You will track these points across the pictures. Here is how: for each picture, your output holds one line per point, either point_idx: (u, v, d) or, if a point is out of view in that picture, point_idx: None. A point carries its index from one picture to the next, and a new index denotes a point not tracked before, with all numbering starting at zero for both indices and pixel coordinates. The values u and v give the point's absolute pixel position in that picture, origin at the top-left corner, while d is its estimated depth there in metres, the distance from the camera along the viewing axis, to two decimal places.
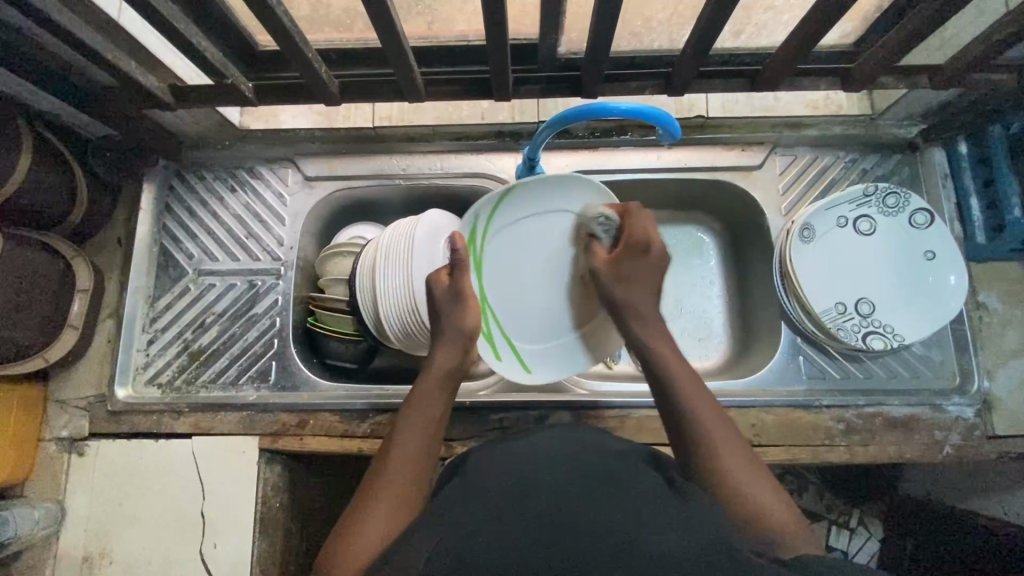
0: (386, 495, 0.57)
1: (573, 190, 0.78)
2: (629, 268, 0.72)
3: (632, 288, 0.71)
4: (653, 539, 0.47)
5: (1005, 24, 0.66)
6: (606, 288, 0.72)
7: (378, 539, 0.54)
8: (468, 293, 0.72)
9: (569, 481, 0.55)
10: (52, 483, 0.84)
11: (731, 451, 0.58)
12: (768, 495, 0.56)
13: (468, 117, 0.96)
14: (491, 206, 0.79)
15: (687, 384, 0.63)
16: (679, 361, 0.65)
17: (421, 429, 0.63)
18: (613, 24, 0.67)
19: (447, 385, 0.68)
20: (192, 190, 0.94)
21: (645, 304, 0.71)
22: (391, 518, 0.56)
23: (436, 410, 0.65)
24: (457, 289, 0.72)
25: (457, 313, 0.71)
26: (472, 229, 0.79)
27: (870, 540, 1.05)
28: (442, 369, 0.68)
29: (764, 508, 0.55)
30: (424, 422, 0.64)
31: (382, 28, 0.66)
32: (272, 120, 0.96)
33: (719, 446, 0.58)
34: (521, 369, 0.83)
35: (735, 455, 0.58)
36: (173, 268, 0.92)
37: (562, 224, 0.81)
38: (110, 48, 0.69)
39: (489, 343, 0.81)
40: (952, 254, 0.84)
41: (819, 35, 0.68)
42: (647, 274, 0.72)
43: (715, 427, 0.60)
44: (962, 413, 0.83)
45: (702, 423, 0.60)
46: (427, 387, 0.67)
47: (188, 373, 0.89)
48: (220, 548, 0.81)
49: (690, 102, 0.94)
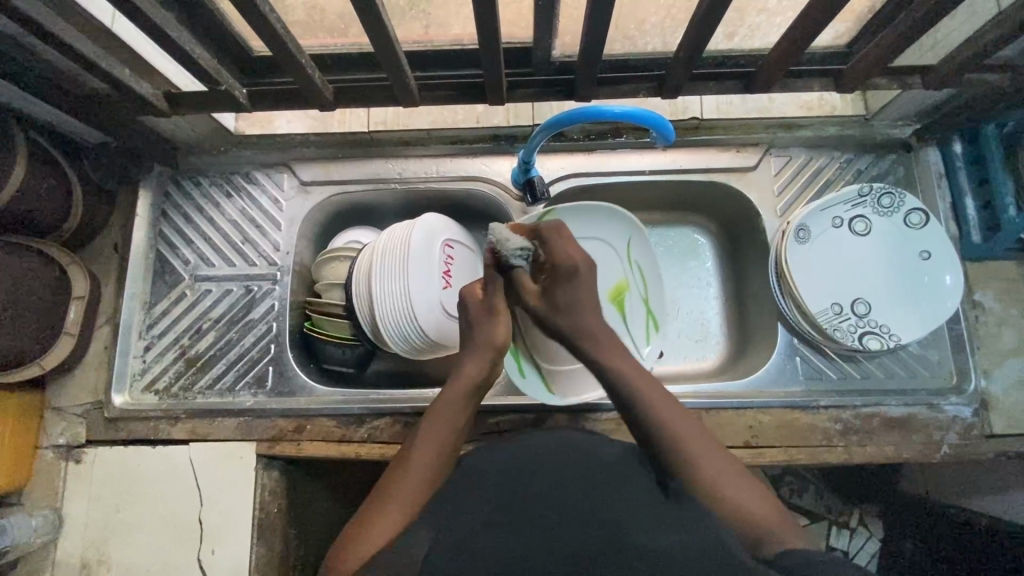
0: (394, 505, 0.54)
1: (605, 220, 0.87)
2: (561, 299, 0.61)
3: (569, 315, 0.61)
4: (646, 545, 0.47)
5: (997, 25, 0.66)
6: (551, 324, 0.62)
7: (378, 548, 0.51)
8: (507, 311, 0.65)
9: (562, 485, 0.55)
10: (50, 491, 0.84)
11: (706, 452, 0.54)
12: (754, 495, 0.52)
13: (463, 121, 0.94)
14: (532, 227, 0.84)
15: (647, 386, 0.58)
16: (638, 372, 0.59)
17: (440, 440, 0.59)
18: (605, 27, 0.67)
19: (475, 398, 0.63)
20: (188, 196, 0.94)
21: (594, 322, 0.62)
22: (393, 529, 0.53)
23: (460, 421, 0.61)
24: (491, 302, 0.64)
25: (490, 328, 0.64)
26: None
27: (871, 540, 1.04)
28: (473, 379, 0.62)
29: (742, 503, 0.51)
30: (444, 433, 0.59)
31: (375, 34, 0.66)
32: (267, 125, 0.94)
33: (693, 450, 0.54)
34: (543, 390, 0.84)
35: (707, 453, 0.54)
36: (170, 274, 0.92)
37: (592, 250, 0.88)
38: (104, 56, 0.69)
39: (515, 361, 0.83)
40: (947, 253, 0.84)
41: (811, 37, 0.68)
42: (582, 300, 0.62)
43: (679, 427, 0.55)
44: (960, 412, 0.83)
45: (669, 423, 0.55)
46: (452, 394, 0.62)
47: (185, 380, 0.89)
48: (217, 553, 0.80)
49: (685, 103, 0.92)
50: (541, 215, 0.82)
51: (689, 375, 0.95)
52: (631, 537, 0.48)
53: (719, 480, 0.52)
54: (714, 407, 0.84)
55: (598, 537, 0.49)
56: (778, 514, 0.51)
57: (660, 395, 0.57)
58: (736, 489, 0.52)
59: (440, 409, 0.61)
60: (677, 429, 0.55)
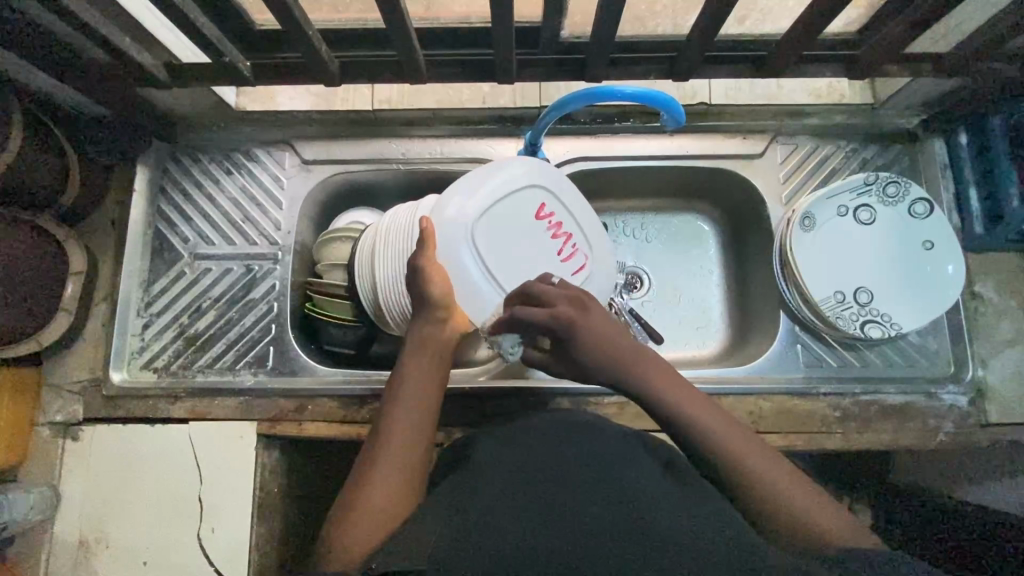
0: (386, 478, 0.55)
1: (513, 168, 0.74)
2: (566, 356, 0.64)
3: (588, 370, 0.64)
4: (664, 529, 0.46)
5: (1011, 13, 0.66)
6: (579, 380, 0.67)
7: (378, 523, 0.52)
8: (430, 265, 0.66)
9: (570, 465, 0.54)
10: (47, 468, 0.83)
11: (756, 457, 0.55)
12: (812, 502, 0.52)
13: (468, 100, 0.95)
14: (454, 208, 0.70)
15: (706, 417, 0.58)
16: (701, 408, 0.59)
17: (413, 417, 0.60)
18: (621, 4, 0.66)
19: (439, 353, 0.65)
20: (188, 173, 0.92)
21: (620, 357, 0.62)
22: (389, 498, 0.54)
23: (427, 378, 0.63)
24: (413, 262, 0.67)
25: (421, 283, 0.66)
26: (452, 223, 0.70)
27: (859, 527, 1.07)
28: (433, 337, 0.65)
29: (810, 514, 0.51)
30: (418, 392, 0.62)
31: (386, 6, 0.64)
32: (269, 102, 0.92)
33: (747, 462, 0.55)
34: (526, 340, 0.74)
35: (774, 474, 0.54)
36: (169, 252, 0.91)
37: (528, 193, 0.75)
38: (106, 24, 0.67)
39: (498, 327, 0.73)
40: (949, 244, 0.85)
41: (826, 22, 0.67)
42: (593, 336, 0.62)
43: (751, 458, 0.55)
44: (956, 401, 0.84)
45: (731, 452, 0.56)
46: (418, 357, 0.64)
47: (185, 358, 0.88)
48: (218, 532, 0.80)
49: (693, 88, 0.93)
50: (461, 195, 0.71)
51: (691, 363, 0.95)
52: (645, 520, 0.47)
53: (784, 493, 0.53)
54: (716, 393, 0.84)
55: (611, 516, 0.48)
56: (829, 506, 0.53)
57: (707, 408, 0.59)
58: (800, 502, 0.52)
59: (411, 371, 0.63)
60: (731, 448, 0.56)
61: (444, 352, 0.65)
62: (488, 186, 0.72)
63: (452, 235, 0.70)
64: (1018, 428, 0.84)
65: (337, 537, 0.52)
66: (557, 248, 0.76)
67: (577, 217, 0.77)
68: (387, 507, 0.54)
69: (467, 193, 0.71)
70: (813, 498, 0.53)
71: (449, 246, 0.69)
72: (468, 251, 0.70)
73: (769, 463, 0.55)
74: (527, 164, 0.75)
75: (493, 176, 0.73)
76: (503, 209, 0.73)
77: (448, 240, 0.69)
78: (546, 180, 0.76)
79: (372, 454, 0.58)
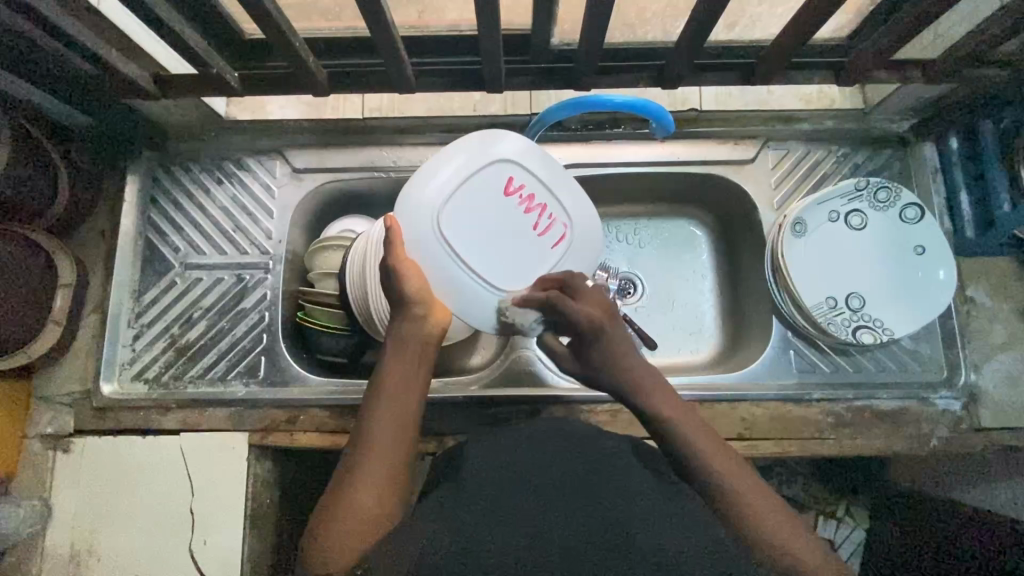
0: (365, 490, 0.55)
1: (474, 144, 0.68)
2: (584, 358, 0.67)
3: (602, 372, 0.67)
4: (651, 540, 0.46)
5: (998, 20, 0.66)
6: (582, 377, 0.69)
7: (356, 535, 0.52)
8: (403, 263, 0.63)
9: (560, 475, 0.54)
10: (37, 481, 0.82)
11: (748, 488, 0.57)
12: (789, 535, 0.54)
13: (459, 109, 0.94)
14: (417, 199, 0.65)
15: (704, 447, 0.60)
16: (705, 440, 0.61)
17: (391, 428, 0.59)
18: (609, 12, 0.66)
19: (422, 358, 0.64)
20: (178, 182, 0.92)
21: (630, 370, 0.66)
22: (368, 510, 0.54)
23: (408, 387, 0.62)
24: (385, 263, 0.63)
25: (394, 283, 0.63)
26: (417, 214, 0.65)
27: (856, 529, 1.05)
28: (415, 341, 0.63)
29: (785, 548, 0.53)
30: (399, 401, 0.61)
31: (373, 17, 0.64)
32: (258, 110, 0.93)
33: (738, 489, 0.57)
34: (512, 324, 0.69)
35: (764, 507, 0.56)
36: (159, 262, 0.90)
37: (495, 168, 0.68)
38: (91, 36, 0.67)
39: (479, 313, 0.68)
40: (941, 250, 0.85)
41: (813, 30, 0.68)
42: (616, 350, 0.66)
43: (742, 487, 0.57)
44: (950, 406, 0.84)
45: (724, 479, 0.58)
46: (400, 363, 0.63)
47: (175, 370, 0.88)
48: (209, 544, 0.80)
49: (683, 95, 0.93)
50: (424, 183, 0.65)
51: (685, 368, 0.95)
52: (633, 531, 0.47)
53: (766, 522, 0.55)
54: (710, 400, 0.84)
55: (598, 527, 0.47)
56: (807, 543, 0.54)
57: (709, 442, 0.61)
58: (780, 535, 0.54)
59: (391, 380, 0.62)
60: (725, 475, 0.58)
61: (425, 356, 0.64)
62: (442, 177, 0.66)
63: (417, 226, 0.65)
64: (1010, 432, 0.84)
65: (317, 550, 0.52)
66: (533, 223, 0.69)
67: (551, 183, 0.69)
68: (368, 521, 0.53)
69: (429, 179, 0.66)
70: (794, 533, 0.54)
71: (416, 239, 0.65)
72: (436, 249, 0.65)
73: (763, 498, 0.56)
74: (479, 143, 0.68)
75: (444, 166, 0.66)
76: (471, 190, 0.67)
77: (415, 235, 0.64)
78: (514, 151, 0.69)
79: (350, 464, 0.57)
